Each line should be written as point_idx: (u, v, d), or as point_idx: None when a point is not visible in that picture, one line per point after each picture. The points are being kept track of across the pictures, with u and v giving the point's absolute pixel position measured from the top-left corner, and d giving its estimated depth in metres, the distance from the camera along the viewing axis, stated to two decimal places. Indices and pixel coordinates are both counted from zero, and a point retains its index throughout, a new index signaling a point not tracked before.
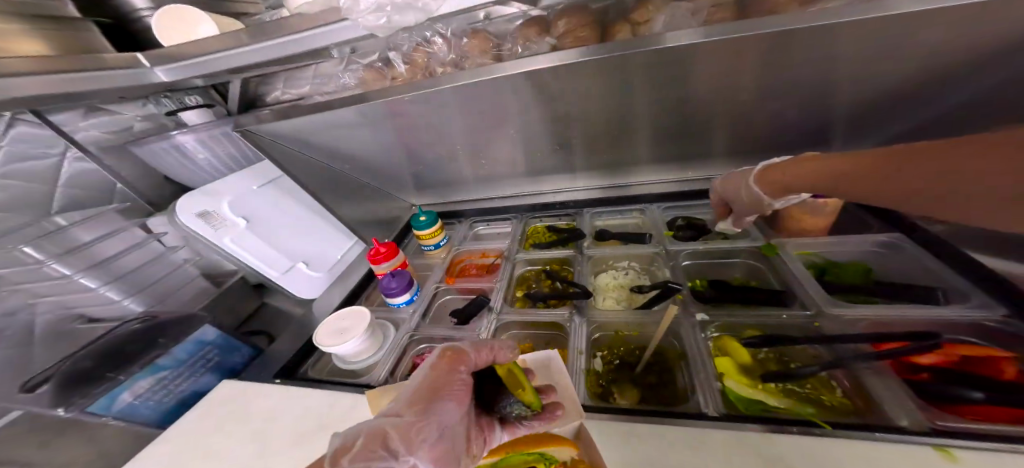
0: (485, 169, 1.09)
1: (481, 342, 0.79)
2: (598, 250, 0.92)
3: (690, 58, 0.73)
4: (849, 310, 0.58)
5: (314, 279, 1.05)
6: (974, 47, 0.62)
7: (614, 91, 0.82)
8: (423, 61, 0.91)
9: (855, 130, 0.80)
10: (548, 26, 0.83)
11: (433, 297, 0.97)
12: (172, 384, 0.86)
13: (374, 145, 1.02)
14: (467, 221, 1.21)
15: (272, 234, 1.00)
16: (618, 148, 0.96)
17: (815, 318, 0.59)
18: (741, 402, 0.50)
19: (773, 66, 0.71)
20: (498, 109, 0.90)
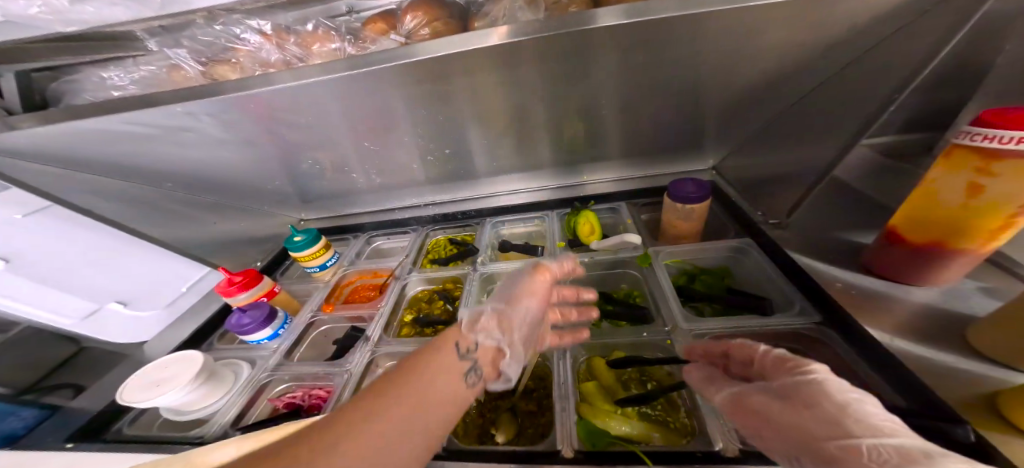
0: (382, 175, 0.97)
1: (351, 378, 0.68)
2: (494, 265, 0.87)
3: (531, 56, 0.72)
4: (698, 325, 0.60)
5: (137, 319, 0.95)
6: (773, 54, 0.69)
7: (508, 86, 0.77)
8: (240, 62, 0.78)
9: (719, 134, 0.85)
10: (398, 21, 0.76)
11: (309, 327, 0.84)
12: None
13: (215, 157, 0.86)
14: (361, 236, 1.09)
15: (67, 276, 0.84)
16: (524, 151, 0.91)
17: (669, 334, 0.61)
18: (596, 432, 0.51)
19: (666, 64, 0.72)
20: (373, 110, 0.81)
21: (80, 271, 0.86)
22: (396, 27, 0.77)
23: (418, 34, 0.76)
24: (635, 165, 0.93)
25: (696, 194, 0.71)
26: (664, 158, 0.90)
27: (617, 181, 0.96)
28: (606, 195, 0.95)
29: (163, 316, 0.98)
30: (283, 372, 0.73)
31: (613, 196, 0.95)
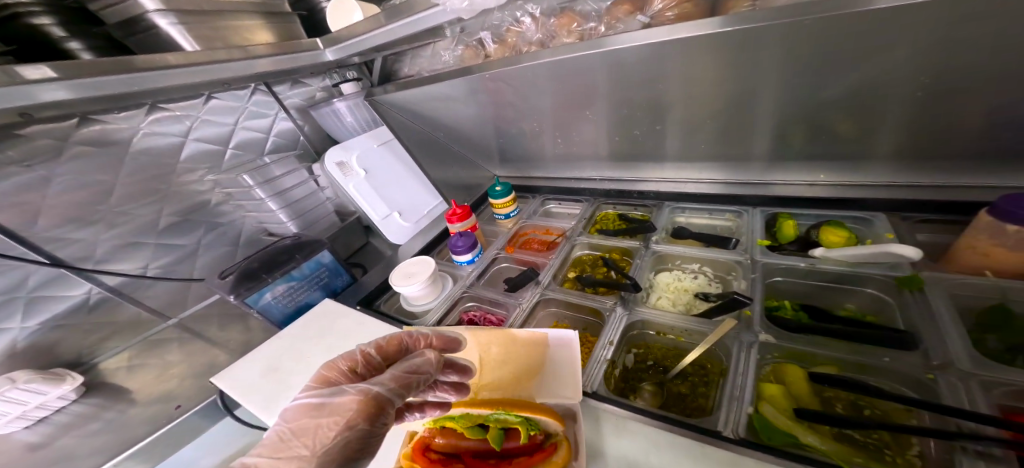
0: (572, 147, 1.05)
1: (521, 312, 0.80)
2: (667, 246, 0.82)
3: (788, 35, 0.60)
4: (990, 370, 0.43)
5: (406, 229, 1.14)
6: None
7: (742, 73, 0.68)
8: (512, 41, 0.91)
9: None
10: (644, 3, 0.74)
11: (493, 262, 1.01)
12: (296, 294, 0.88)
13: (465, 120, 1.08)
14: (537, 198, 1.21)
15: (381, 185, 1.12)
16: (728, 142, 0.81)
17: (933, 369, 0.45)
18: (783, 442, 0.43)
19: (1004, 36, 0.50)
20: (583, 88, 0.86)
21: (387, 182, 1.14)
22: (642, 9, 0.75)
23: (663, 17, 0.73)
24: (905, 170, 0.69)
25: None
26: (976, 166, 0.62)
27: (878, 185, 0.73)
28: (852, 199, 0.74)
29: (414, 229, 1.16)
30: (475, 290, 0.91)
31: (872, 203, 0.73)
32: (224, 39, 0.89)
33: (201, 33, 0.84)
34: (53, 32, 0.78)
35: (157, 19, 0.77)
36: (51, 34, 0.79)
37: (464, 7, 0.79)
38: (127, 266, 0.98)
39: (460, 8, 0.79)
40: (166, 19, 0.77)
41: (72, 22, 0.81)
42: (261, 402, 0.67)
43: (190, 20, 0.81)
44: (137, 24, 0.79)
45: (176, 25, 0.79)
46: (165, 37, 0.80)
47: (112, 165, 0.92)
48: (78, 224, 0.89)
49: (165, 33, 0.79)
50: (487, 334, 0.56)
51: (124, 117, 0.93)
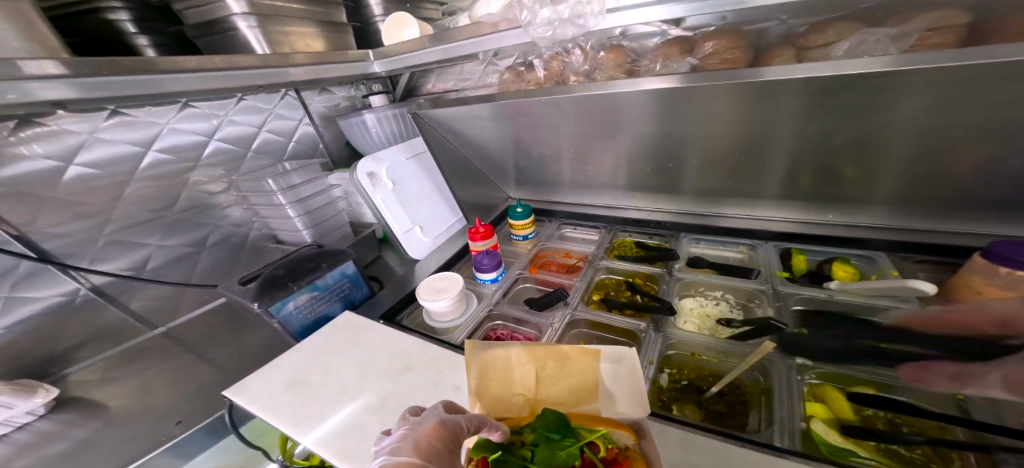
0: (596, 174, 1.10)
1: (554, 332, 0.81)
2: (689, 273, 0.87)
3: (808, 91, 0.66)
4: None
5: (425, 245, 1.13)
6: None
7: (759, 117, 0.75)
8: (559, 69, 0.93)
9: None
10: (691, 47, 0.79)
11: (515, 281, 1.02)
12: (317, 305, 0.85)
13: (495, 142, 1.12)
14: (554, 222, 1.25)
15: (406, 200, 1.12)
16: (744, 176, 0.89)
17: (959, 389, 0.51)
18: (839, 455, 0.46)
19: (990, 102, 0.57)
20: (610, 119, 0.89)
21: (411, 197, 1.14)
22: (692, 51, 0.80)
23: (709, 61, 0.76)
24: (897, 213, 0.79)
25: None
26: (957, 212, 0.73)
27: (873, 226, 0.82)
28: (854, 238, 0.83)
29: (433, 245, 1.16)
30: (503, 308, 0.91)
31: (870, 242, 0.82)
32: (290, 44, 0.92)
33: (275, 37, 0.88)
34: (126, 26, 0.86)
35: (238, 21, 0.82)
36: (124, 28, 0.86)
37: (548, 36, 0.73)
38: (116, 267, 0.92)
39: (544, 36, 0.74)
40: (247, 22, 0.83)
41: (146, 19, 0.89)
42: (288, 416, 0.63)
43: (270, 23, 0.87)
44: (218, 25, 0.85)
45: (254, 28, 0.84)
46: (241, 38, 0.85)
47: (127, 160, 0.87)
48: (78, 218, 0.84)
49: (243, 35, 0.85)
50: (543, 349, 0.56)
51: (156, 111, 0.90)
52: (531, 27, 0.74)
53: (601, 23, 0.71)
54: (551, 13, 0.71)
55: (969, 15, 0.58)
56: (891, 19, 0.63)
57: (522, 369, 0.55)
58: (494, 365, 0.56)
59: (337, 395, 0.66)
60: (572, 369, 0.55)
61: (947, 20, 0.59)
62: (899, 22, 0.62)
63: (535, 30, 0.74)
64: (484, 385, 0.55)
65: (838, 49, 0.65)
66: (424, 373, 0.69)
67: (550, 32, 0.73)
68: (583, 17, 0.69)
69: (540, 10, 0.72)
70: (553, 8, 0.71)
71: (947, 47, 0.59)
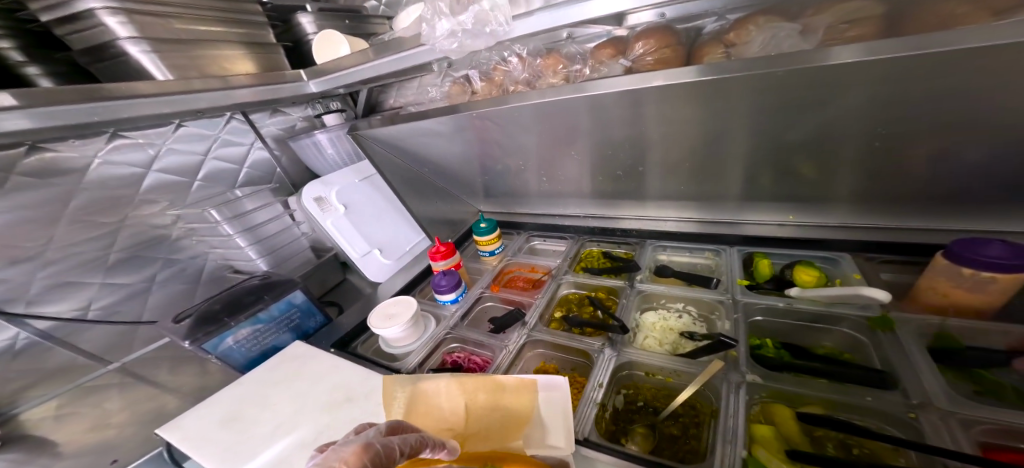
0: (558, 184, 1.07)
1: (508, 353, 0.77)
2: (651, 285, 0.83)
3: (753, 89, 0.64)
4: (962, 408, 0.45)
5: (386, 267, 1.10)
6: None
7: (709, 119, 0.72)
8: (499, 80, 0.91)
9: None
10: (625, 48, 0.77)
11: (477, 300, 0.98)
12: (263, 337, 0.81)
13: (450, 157, 1.09)
14: (522, 235, 1.22)
15: (362, 222, 1.09)
16: (703, 181, 0.85)
17: (913, 407, 0.47)
18: None
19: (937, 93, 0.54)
20: (568, 127, 0.87)
21: (368, 220, 1.11)
22: (625, 52, 0.78)
23: (643, 62, 0.75)
24: (861, 212, 0.75)
25: (1004, 260, 0.50)
26: (921, 209, 0.70)
27: (838, 227, 0.79)
28: (818, 239, 0.80)
29: (395, 266, 1.13)
30: (461, 330, 0.88)
31: (834, 243, 0.78)
32: (199, 66, 0.87)
33: (174, 62, 0.82)
34: (9, 55, 0.81)
35: (127, 46, 0.75)
36: (9, 57, 0.81)
37: (454, 48, 0.70)
38: (63, 309, 0.88)
39: (449, 49, 0.70)
40: (138, 46, 0.76)
41: (32, 45, 0.84)
42: (215, 455, 0.59)
43: (167, 49, 0.81)
44: (104, 50, 0.76)
45: (147, 52, 0.77)
46: (136, 64, 0.78)
47: (57, 198, 0.84)
48: (12, 264, 0.80)
49: (137, 61, 0.78)
50: (473, 380, 0.54)
51: (82, 144, 0.87)
52: (434, 40, 0.70)
53: (512, 32, 0.68)
54: (452, 25, 0.68)
55: (885, 6, 0.58)
56: (808, 11, 0.63)
57: (449, 405, 0.52)
58: (422, 399, 0.53)
59: (271, 431, 0.63)
60: (501, 400, 0.52)
61: (863, 12, 0.59)
62: (813, 14, 0.62)
63: (438, 44, 0.71)
64: (409, 422, 0.51)
65: (749, 51, 0.66)
66: (363, 404, 0.65)
67: (455, 43, 0.69)
68: (495, 25, 0.66)
69: (446, 20, 0.68)
70: (452, 19, 0.68)
71: (869, 39, 0.58)
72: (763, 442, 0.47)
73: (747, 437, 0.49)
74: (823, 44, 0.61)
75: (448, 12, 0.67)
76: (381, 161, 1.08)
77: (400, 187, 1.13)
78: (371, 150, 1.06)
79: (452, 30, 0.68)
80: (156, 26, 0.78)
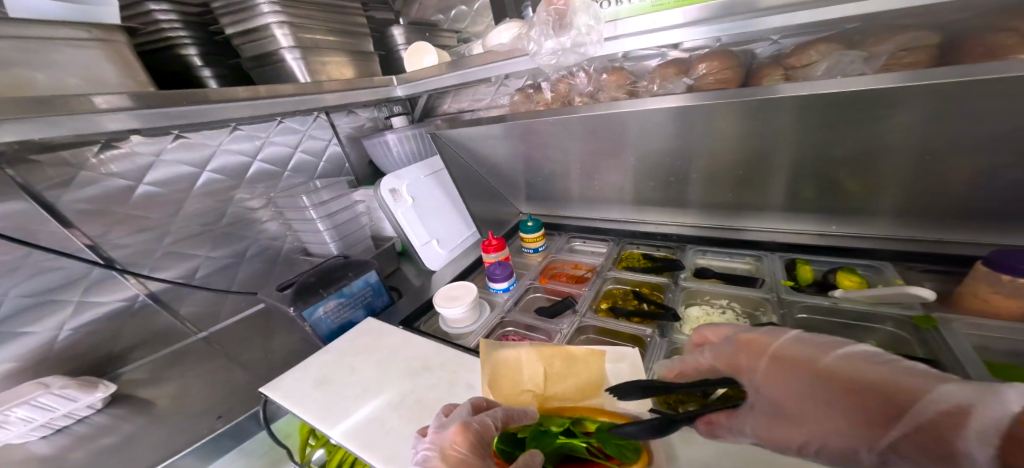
0: (605, 189, 1.14)
1: (563, 336, 0.84)
2: (694, 282, 0.90)
3: (801, 109, 0.70)
4: (1005, 393, 0.50)
5: (441, 257, 1.19)
6: None
7: (758, 133, 0.79)
8: (565, 91, 1.01)
9: None
10: (687, 68, 0.85)
11: (526, 290, 1.07)
12: (343, 311, 0.92)
13: (508, 160, 1.18)
14: (565, 235, 1.30)
15: (424, 215, 1.19)
16: (746, 190, 0.92)
17: (961, 393, 0.52)
18: None
19: (975, 116, 0.60)
20: (620, 138, 0.95)
21: (429, 213, 1.21)
22: (686, 72, 0.86)
23: (705, 81, 0.82)
24: (902, 223, 0.80)
25: None
26: (964, 223, 0.74)
27: (879, 238, 0.84)
28: (860, 248, 0.84)
29: (448, 256, 1.22)
30: (515, 315, 0.96)
31: (875, 252, 0.83)
32: (326, 73, 1.03)
33: (315, 68, 1.00)
34: (194, 60, 0.96)
35: (286, 54, 0.93)
36: (193, 62, 0.96)
37: (552, 63, 0.80)
38: (172, 274, 1.01)
39: (549, 63, 0.80)
40: (293, 54, 0.94)
41: (210, 52, 0.99)
42: (317, 412, 0.68)
43: (313, 56, 0.98)
44: (270, 56, 0.95)
45: (299, 60, 0.95)
46: (286, 68, 0.96)
47: (180, 180, 0.98)
48: (140, 232, 0.94)
49: (288, 66, 0.95)
50: (550, 349, 0.61)
51: (208, 135, 1.01)
52: (540, 56, 0.80)
53: (600, 50, 0.77)
54: (555, 45, 0.76)
55: (938, 38, 0.63)
56: (868, 41, 0.68)
57: (531, 369, 0.60)
58: (505, 362, 0.61)
59: (361, 392, 0.71)
60: (575, 369, 0.59)
61: (921, 42, 0.63)
62: (873, 43, 0.67)
63: (541, 59, 0.80)
64: (496, 381, 0.60)
65: (815, 73, 0.73)
66: (440, 372, 0.74)
67: (554, 60, 0.79)
68: (582, 46, 0.75)
69: (544, 42, 0.78)
70: (556, 39, 0.76)
71: (921, 66, 0.63)
72: None
73: None
74: (886, 68, 0.65)
75: (554, 32, 0.76)
76: (449, 160, 1.18)
77: (462, 184, 1.22)
78: (443, 149, 1.16)
79: (562, 49, 0.76)
80: (295, 36, 0.93)
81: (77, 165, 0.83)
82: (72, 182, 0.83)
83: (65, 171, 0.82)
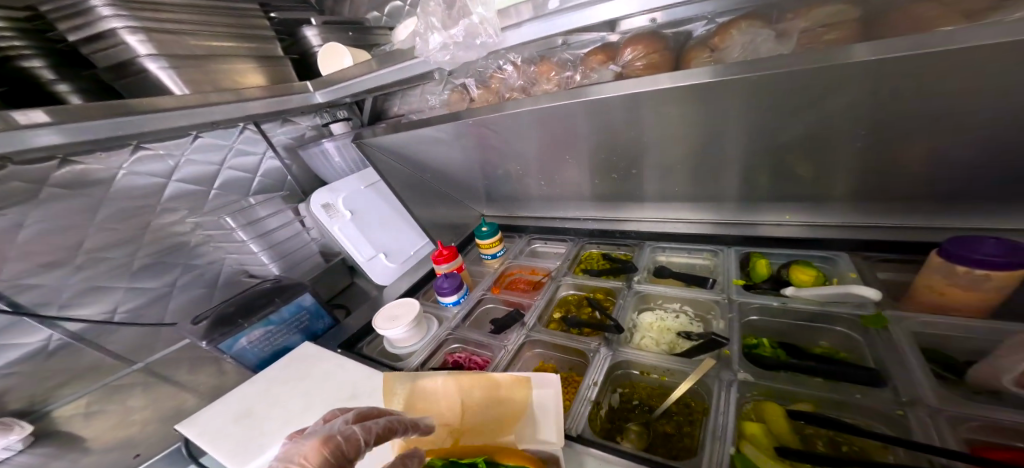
0: (558, 186, 1.08)
1: (507, 353, 0.79)
2: (648, 286, 0.84)
3: (743, 91, 0.65)
4: (952, 405, 0.46)
5: (390, 271, 1.13)
6: None
7: (700, 122, 0.74)
8: (496, 87, 0.94)
9: None
10: (615, 54, 0.79)
11: (479, 302, 1.01)
12: (274, 338, 0.85)
13: (453, 163, 1.12)
14: (523, 238, 1.24)
15: (368, 228, 1.13)
16: (700, 182, 0.86)
17: (902, 405, 0.48)
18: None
19: (920, 93, 0.55)
20: (564, 134, 0.90)
21: (374, 227, 1.14)
22: (614, 58, 0.80)
23: (633, 67, 0.76)
24: (858, 211, 0.75)
25: (1000, 258, 0.50)
26: (919, 207, 0.69)
27: (835, 226, 0.79)
28: (815, 238, 0.80)
29: (399, 269, 1.16)
30: (462, 331, 0.90)
31: (830, 242, 0.78)
32: (214, 81, 0.92)
33: (190, 77, 0.88)
34: (42, 73, 0.88)
35: (146, 63, 0.81)
36: (41, 75, 0.88)
37: (446, 60, 0.73)
38: (92, 311, 0.93)
39: (443, 60, 0.73)
40: (157, 63, 0.82)
41: (57, 63, 0.90)
42: (227, 453, 0.62)
43: (184, 65, 0.87)
44: (129, 67, 0.82)
45: (166, 69, 0.83)
46: (153, 80, 0.83)
47: (85, 207, 0.90)
48: (45, 268, 0.86)
49: (156, 77, 0.83)
50: (469, 377, 0.55)
51: (107, 157, 0.93)
52: (428, 53, 0.74)
53: (500, 43, 0.70)
54: (446, 38, 0.70)
55: (861, 10, 0.59)
56: (787, 15, 0.64)
57: (446, 402, 0.54)
58: (420, 395, 0.55)
59: (278, 428, 0.65)
60: (496, 400, 0.53)
61: (839, 16, 0.60)
62: (792, 18, 0.63)
63: (432, 56, 0.74)
64: (408, 414, 0.54)
65: (731, 55, 0.68)
66: (367, 401, 0.68)
67: (447, 55, 0.72)
68: (481, 36, 0.68)
69: (439, 34, 0.70)
70: (444, 32, 0.70)
71: (843, 41, 0.59)
72: (746, 436, 0.49)
73: (733, 433, 0.50)
74: (803, 46, 0.62)
75: (440, 26, 0.70)
76: (384, 169, 1.11)
77: (405, 192, 1.16)
78: (375, 160, 1.09)
79: (461, 41, 0.70)
80: (175, 43, 0.84)
81: None
82: None
83: None
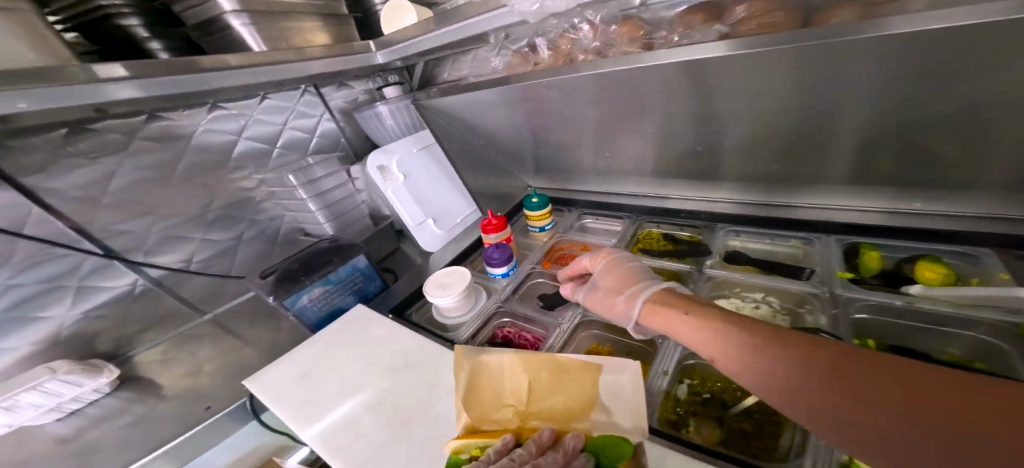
0: (619, 160, 0.99)
1: (562, 332, 0.74)
2: (722, 271, 0.77)
3: (878, 54, 0.50)
4: None
5: (437, 237, 1.11)
6: None
7: (816, 94, 0.60)
8: (567, 49, 0.86)
9: None
10: (721, 11, 0.68)
11: (528, 276, 0.97)
12: (331, 298, 0.87)
13: (513, 132, 1.05)
14: (574, 212, 1.16)
15: (419, 192, 1.11)
16: (795, 161, 0.74)
17: None
18: None
19: None
20: (635, 102, 0.79)
21: (424, 192, 1.12)
22: (719, 17, 0.69)
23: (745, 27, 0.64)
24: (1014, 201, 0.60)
25: None
26: None
27: (973, 216, 0.65)
28: (942, 231, 0.67)
29: (445, 237, 1.14)
30: (512, 305, 0.87)
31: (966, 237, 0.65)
32: (287, 38, 0.91)
33: (269, 34, 0.87)
34: (138, 32, 0.92)
35: (231, 19, 0.82)
36: (137, 34, 0.92)
37: (534, 10, 0.68)
38: (170, 259, 1.00)
39: (530, 10, 0.69)
40: (240, 20, 0.82)
41: (153, 23, 0.94)
42: (292, 410, 0.63)
43: (263, 21, 0.86)
44: (214, 24, 0.85)
45: (247, 25, 0.83)
46: (237, 38, 0.85)
47: (164, 161, 0.95)
48: (135, 216, 0.93)
49: (238, 34, 0.84)
50: (536, 357, 0.53)
51: (188, 114, 0.96)
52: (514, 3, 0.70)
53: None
54: None
55: None
56: None
57: (515, 381, 0.51)
58: (485, 369, 0.53)
59: (338, 391, 0.66)
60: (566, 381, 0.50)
61: None
62: None
63: (519, 7, 0.70)
64: (473, 391, 0.51)
65: None
66: (421, 371, 0.67)
67: (535, 5, 0.67)
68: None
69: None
70: None
71: None
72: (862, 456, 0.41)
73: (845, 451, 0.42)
74: None
75: None
76: (441, 132, 1.07)
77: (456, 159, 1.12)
78: (436, 124, 1.05)
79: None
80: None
81: (53, 150, 0.80)
82: (49, 168, 0.80)
83: (40, 156, 0.79)
